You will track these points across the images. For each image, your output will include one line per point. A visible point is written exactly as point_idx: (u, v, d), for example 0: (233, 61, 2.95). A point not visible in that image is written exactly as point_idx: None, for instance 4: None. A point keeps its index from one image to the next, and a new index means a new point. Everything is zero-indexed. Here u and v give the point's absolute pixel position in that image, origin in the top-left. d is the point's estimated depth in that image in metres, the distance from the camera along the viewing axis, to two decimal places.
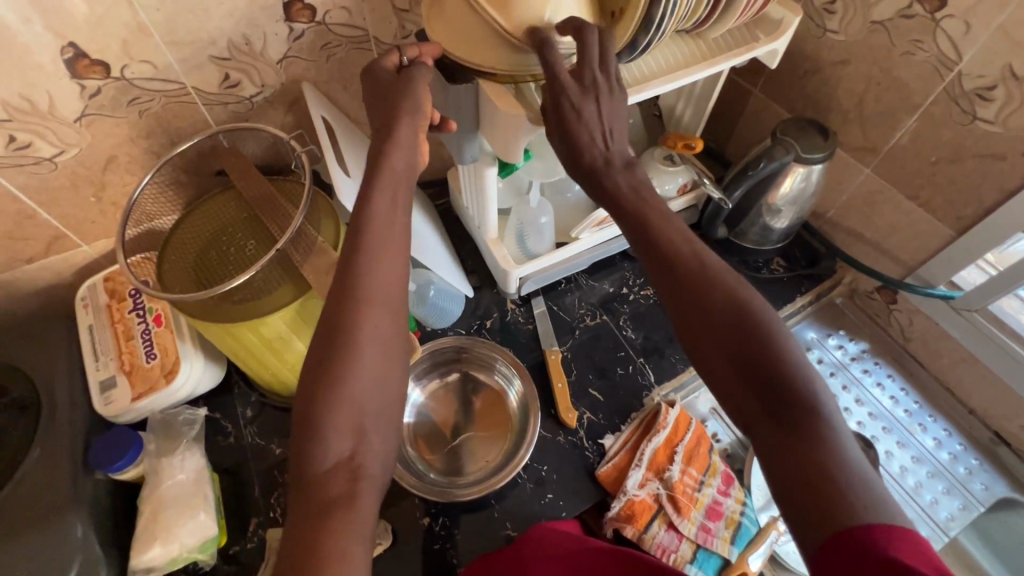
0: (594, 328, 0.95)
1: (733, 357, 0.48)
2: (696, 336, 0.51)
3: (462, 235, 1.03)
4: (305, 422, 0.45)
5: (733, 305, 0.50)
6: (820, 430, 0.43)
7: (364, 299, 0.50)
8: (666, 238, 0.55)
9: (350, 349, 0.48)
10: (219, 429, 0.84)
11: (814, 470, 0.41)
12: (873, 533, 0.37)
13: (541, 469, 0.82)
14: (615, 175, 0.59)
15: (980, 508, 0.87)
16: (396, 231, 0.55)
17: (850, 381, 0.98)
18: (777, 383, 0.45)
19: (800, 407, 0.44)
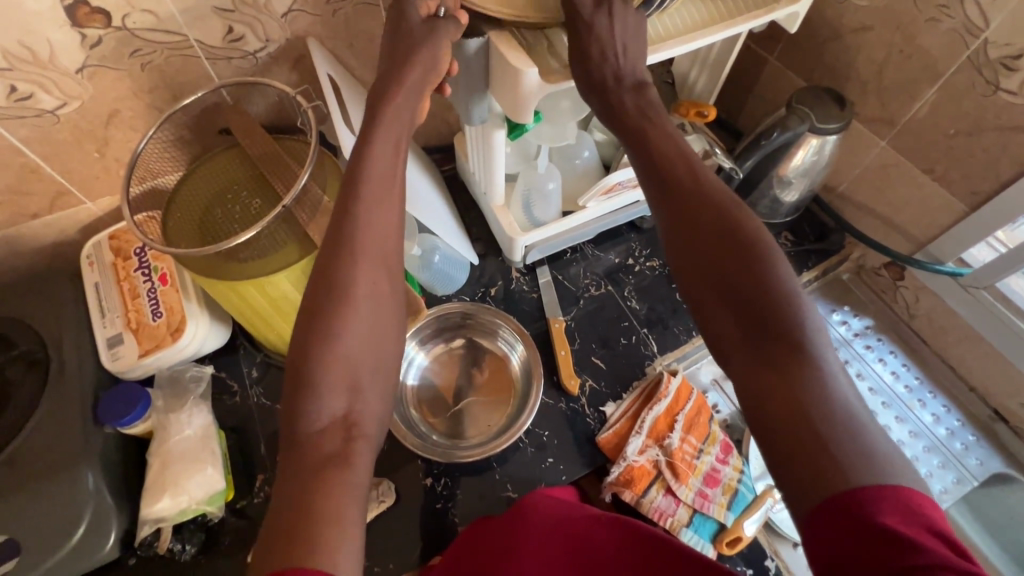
0: (598, 298, 0.95)
1: (721, 288, 0.49)
2: (687, 261, 0.52)
3: (469, 202, 1.02)
4: (307, 379, 0.45)
5: (724, 236, 0.50)
6: (806, 363, 0.43)
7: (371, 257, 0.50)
8: (670, 166, 0.56)
9: (351, 306, 0.48)
10: (226, 388, 0.85)
11: (787, 401, 0.42)
12: (862, 495, 0.37)
13: (543, 434, 0.83)
14: (619, 109, 0.62)
15: (973, 483, 0.89)
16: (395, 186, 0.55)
17: (852, 357, 0.98)
18: (761, 317, 0.45)
19: (782, 337, 0.44)
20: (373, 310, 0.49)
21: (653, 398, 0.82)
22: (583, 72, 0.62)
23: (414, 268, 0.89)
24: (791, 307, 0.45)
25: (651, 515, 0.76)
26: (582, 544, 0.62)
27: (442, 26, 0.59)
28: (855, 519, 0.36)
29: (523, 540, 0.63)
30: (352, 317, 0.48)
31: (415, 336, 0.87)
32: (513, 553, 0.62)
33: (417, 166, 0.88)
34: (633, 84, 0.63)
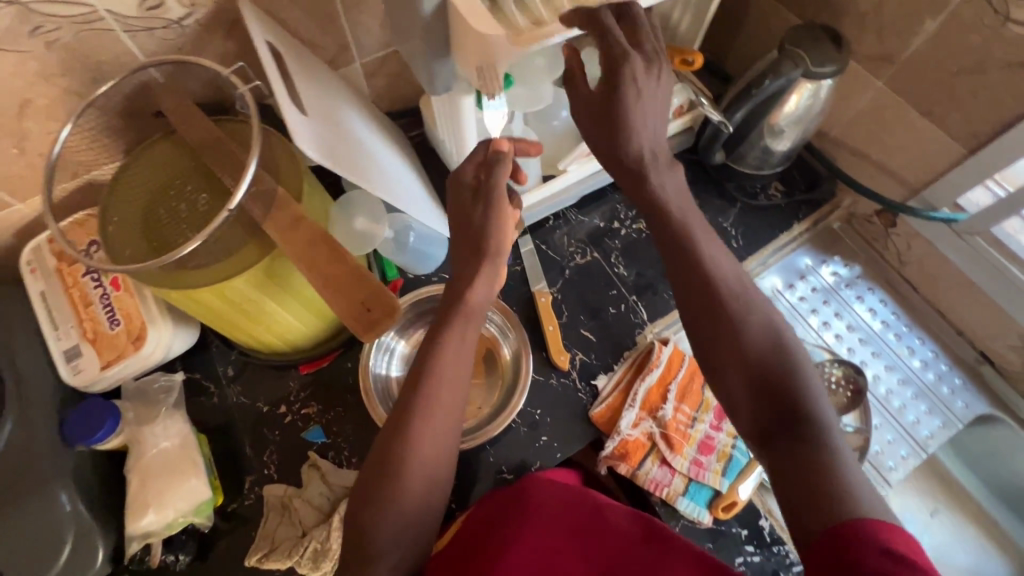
0: (584, 267, 0.91)
1: (745, 364, 0.51)
2: (710, 336, 0.53)
3: (442, 171, 0.96)
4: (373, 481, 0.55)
5: (720, 311, 0.53)
6: (806, 420, 0.48)
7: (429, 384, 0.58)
8: (686, 239, 0.57)
9: (408, 420, 0.57)
10: (201, 388, 0.81)
11: (817, 467, 0.45)
12: (871, 525, 0.40)
13: (535, 412, 0.81)
14: (640, 178, 0.60)
15: (959, 425, 0.91)
16: (478, 305, 0.61)
17: (839, 306, 0.97)
18: (765, 386, 0.50)
19: (790, 405, 0.48)
20: (412, 402, 0.58)
21: (646, 368, 0.82)
22: (615, 133, 0.58)
23: (387, 251, 0.83)
24: (788, 372, 0.50)
25: (642, 482, 0.76)
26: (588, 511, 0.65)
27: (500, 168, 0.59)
28: (859, 541, 0.39)
29: (529, 505, 0.65)
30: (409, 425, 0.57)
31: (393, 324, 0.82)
32: (516, 519, 0.63)
33: (379, 138, 0.81)
34: (666, 161, 0.60)
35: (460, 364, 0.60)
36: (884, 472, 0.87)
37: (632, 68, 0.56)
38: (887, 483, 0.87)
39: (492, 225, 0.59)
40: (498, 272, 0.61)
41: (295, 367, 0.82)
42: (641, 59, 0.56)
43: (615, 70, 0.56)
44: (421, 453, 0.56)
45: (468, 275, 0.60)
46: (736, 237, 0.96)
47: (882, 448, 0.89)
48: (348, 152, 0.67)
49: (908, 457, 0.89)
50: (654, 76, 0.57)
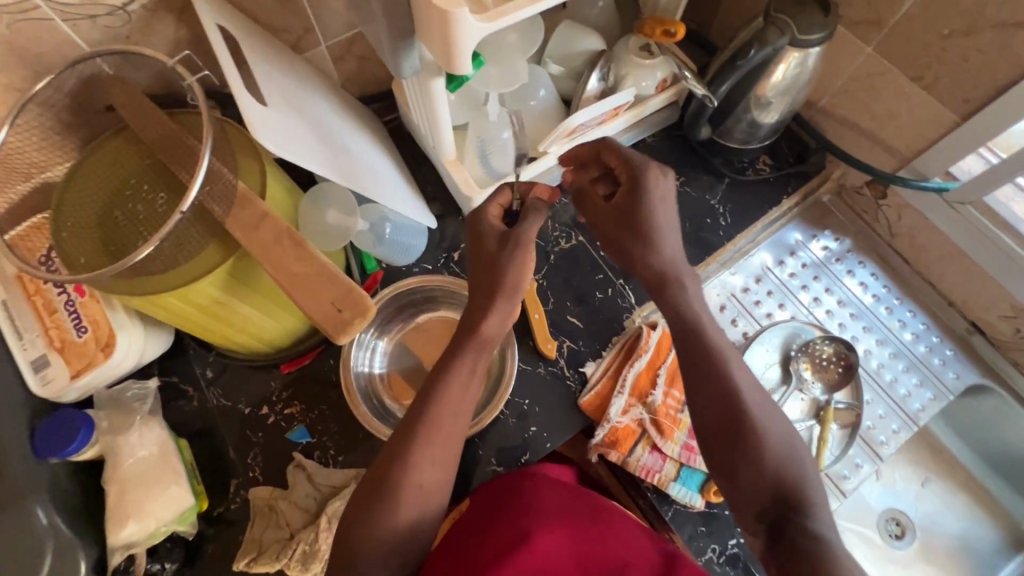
0: (569, 252, 0.89)
1: (752, 458, 0.54)
2: (721, 425, 0.55)
3: (419, 156, 0.92)
4: (363, 512, 0.54)
5: (729, 404, 0.55)
6: (806, 513, 0.51)
7: (432, 428, 0.57)
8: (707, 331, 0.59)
9: (406, 452, 0.56)
10: (180, 391, 0.79)
11: (813, 557, 0.48)
12: None
13: (523, 403, 0.80)
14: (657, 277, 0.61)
15: (950, 396, 0.91)
16: (492, 337, 0.59)
17: (829, 281, 0.95)
18: (770, 480, 0.53)
19: (793, 503, 0.52)
20: (410, 441, 0.56)
21: (635, 352, 0.80)
22: (633, 232, 0.60)
23: (365, 244, 0.79)
24: (797, 472, 0.53)
25: (635, 467, 0.75)
26: (598, 517, 0.62)
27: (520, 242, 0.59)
28: None
29: (536, 503, 0.63)
30: (409, 451, 0.56)
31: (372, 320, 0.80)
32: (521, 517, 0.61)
33: (352, 129, 0.77)
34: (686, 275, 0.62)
35: (460, 417, 0.59)
36: (875, 447, 0.87)
37: (651, 179, 0.60)
38: (879, 458, 0.86)
39: (513, 265, 0.58)
40: (513, 310, 0.59)
41: (275, 366, 0.80)
42: (661, 172, 0.60)
43: (638, 188, 0.60)
44: (412, 484, 0.55)
45: (481, 307, 0.59)
46: (723, 215, 0.93)
47: (873, 422, 0.88)
48: (314, 142, 0.63)
49: (899, 431, 0.88)
50: (671, 186, 0.61)
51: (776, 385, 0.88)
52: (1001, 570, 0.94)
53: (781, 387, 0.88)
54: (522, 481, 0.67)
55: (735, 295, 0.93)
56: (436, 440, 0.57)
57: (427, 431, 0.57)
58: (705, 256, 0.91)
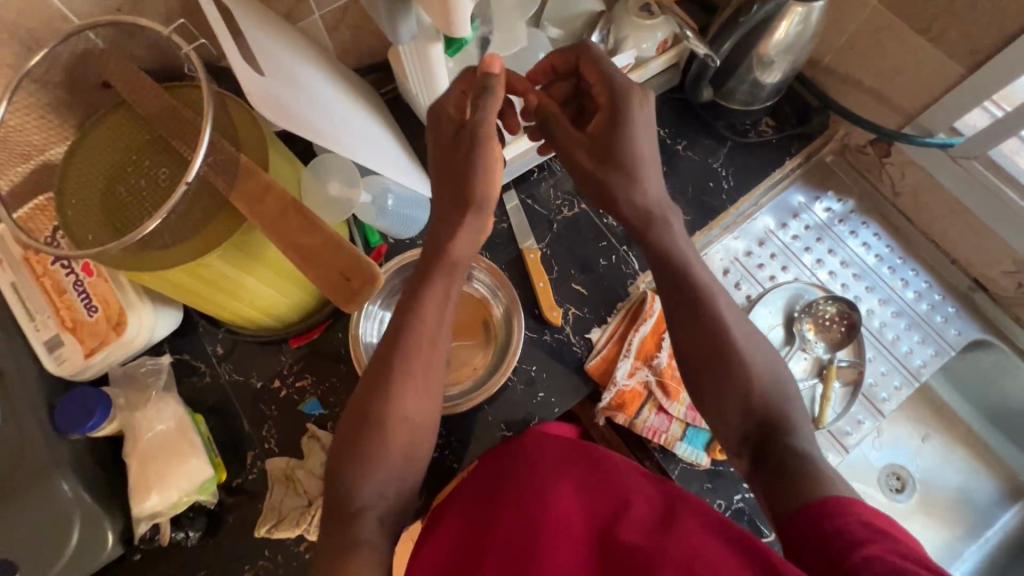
0: (572, 219, 0.89)
1: (726, 383, 0.56)
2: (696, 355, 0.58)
3: (419, 129, 0.92)
4: (349, 452, 0.56)
5: (713, 342, 0.57)
6: (786, 430, 0.55)
7: (409, 347, 0.58)
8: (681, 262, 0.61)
9: (386, 382, 0.57)
10: (192, 368, 0.81)
11: (794, 470, 0.51)
12: (827, 504, 0.47)
13: (530, 370, 0.81)
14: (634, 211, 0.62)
15: (952, 353, 0.91)
16: (463, 257, 0.60)
17: (831, 241, 0.95)
18: (752, 407, 0.56)
19: (776, 426, 0.55)
20: (388, 374, 0.57)
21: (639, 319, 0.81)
22: (606, 150, 0.61)
23: (366, 216, 0.79)
24: (778, 397, 0.56)
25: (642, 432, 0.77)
26: (586, 454, 0.66)
27: (483, 130, 0.56)
28: (821, 519, 0.47)
29: (527, 448, 0.66)
30: (392, 385, 0.57)
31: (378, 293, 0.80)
32: (516, 463, 0.65)
33: (348, 100, 0.76)
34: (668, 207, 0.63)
35: (437, 346, 0.59)
36: (877, 404, 0.88)
37: (634, 99, 0.61)
38: (881, 414, 0.88)
39: (481, 167, 0.56)
40: (482, 224, 0.59)
41: (285, 341, 0.81)
42: (639, 91, 0.62)
43: (617, 103, 0.61)
44: (398, 413, 0.57)
45: (448, 224, 0.58)
46: (727, 178, 0.93)
47: (876, 380, 0.89)
48: (325, 125, 0.63)
49: (901, 387, 0.90)
50: (649, 103, 0.62)
51: (780, 346, 0.89)
52: (999, 519, 0.97)
53: (785, 348, 0.89)
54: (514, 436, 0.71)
55: (739, 260, 0.93)
56: (416, 367, 0.58)
57: (404, 360, 0.58)
58: (709, 221, 0.91)
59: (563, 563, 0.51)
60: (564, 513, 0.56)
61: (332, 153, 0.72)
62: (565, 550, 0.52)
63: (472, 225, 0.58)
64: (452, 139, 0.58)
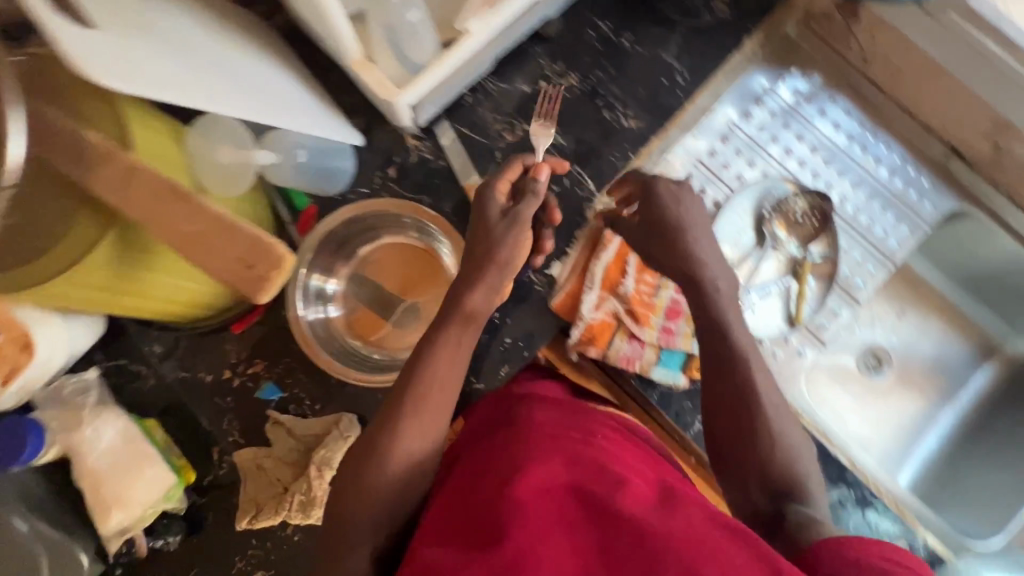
0: (516, 144, 0.81)
1: (743, 431, 0.55)
2: (720, 394, 0.57)
3: (330, 65, 0.81)
4: (346, 479, 0.55)
5: (731, 379, 0.56)
6: (799, 483, 0.53)
7: (428, 394, 0.57)
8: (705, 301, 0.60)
9: (394, 418, 0.56)
10: (133, 371, 0.75)
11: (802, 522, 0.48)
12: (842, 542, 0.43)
13: (494, 317, 0.76)
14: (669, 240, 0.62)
15: (927, 229, 0.87)
16: (481, 312, 0.59)
17: (799, 126, 0.88)
18: (767, 462, 0.54)
19: (790, 475, 0.53)
20: (394, 413, 0.56)
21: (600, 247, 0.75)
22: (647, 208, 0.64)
23: (280, 176, 0.70)
24: (793, 449, 0.55)
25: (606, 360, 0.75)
26: (582, 423, 0.57)
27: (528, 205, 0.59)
28: (836, 551, 0.42)
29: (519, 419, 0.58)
30: (398, 420, 0.56)
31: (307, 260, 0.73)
32: (504, 435, 0.56)
33: (243, 58, 0.64)
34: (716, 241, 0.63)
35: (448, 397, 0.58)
36: (853, 292, 0.86)
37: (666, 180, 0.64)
38: (857, 303, 0.86)
39: (514, 239, 0.58)
40: (501, 284, 0.59)
41: (226, 329, 0.75)
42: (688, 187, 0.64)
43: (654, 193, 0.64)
44: (397, 452, 0.55)
45: (470, 279, 0.58)
46: (681, 72, 0.83)
47: (851, 269, 0.86)
48: (188, 74, 0.51)
49: (876, 272, 0.87)
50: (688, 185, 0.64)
51: (750, 250, 0.84)
52: (971, 381, 0.99)
53: (755, 251, 0.84)
54: (509, 406, 0.63)
55: (702, 161, 0.86)
56: (429, 409, 0.57)
57: (416, 401, 0.57)
58: (664, 124, 0.83)
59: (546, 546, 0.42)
60: (549, 480, 0.47)
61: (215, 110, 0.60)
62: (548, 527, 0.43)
63: (488, 282, 0.58)
64: (497, 214, 0.59)
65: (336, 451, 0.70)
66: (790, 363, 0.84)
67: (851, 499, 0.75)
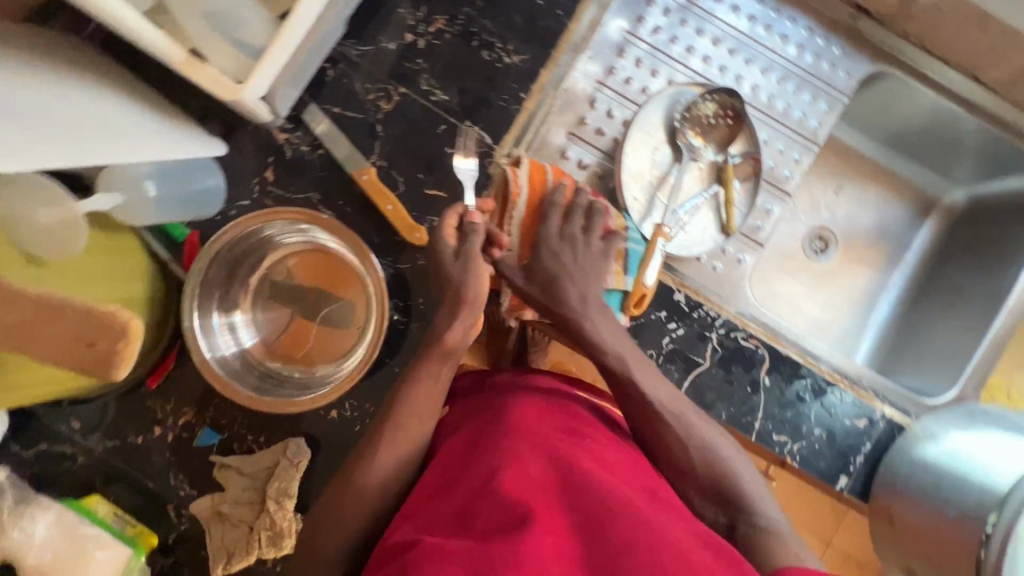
0: (396, 110, 0.73)
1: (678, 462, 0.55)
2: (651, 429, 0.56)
3: (166, 71, 0.71)
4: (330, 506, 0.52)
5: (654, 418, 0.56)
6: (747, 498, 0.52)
7: (405, 422, 0.55)
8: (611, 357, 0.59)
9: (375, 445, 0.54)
10: (59, 453, 0.70)
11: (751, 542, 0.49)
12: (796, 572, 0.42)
13: (419, 303, 0.73)
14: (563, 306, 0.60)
15: (845, 100, 0.84)
16: (456, 345, 0.57)
17: (698, 19, 0.82)
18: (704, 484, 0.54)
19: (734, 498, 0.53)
20: (372, 439, 0.54)
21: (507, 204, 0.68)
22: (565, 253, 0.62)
23: (137, 218, 0.63)
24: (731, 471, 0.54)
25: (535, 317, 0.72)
26: (557, 415, 0.55)
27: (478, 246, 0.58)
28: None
29: (506, 410, 0.54)
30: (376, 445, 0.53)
31: (190, 304, 0.66)
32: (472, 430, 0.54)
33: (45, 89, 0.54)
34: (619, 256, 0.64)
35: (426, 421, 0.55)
36: (781, 185, 0.83)
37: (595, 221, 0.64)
38: (787, 195, 0.83)
39: (471, 276, 0.57)
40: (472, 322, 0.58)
41: (143, 384, 0.71)
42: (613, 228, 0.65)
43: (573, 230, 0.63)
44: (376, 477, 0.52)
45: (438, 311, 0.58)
46: None
47: (775, 161, 0.83)
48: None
49: (801, 159, 0.83)
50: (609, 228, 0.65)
51: (670, 166, 0.79)
52: (915, 239, 0.98)
53: (675, 167, 0.79)
54: (494, 394, 0.60)
55: (602, 83, 0.79)
56: (403, 433, 0.54)
57: (394, 426, 0.54)
58: (550, 51, 0.76)
59: (542, 541, 0.38)
60: (543, 483, 0.44)
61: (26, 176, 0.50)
62: (545, 524, 0.39)
63: (467, 317, 0.57)
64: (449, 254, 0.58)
65: (291, 479, 0.68)
66: (732, 272, 0.82)
67: (809, 390, 0.76)
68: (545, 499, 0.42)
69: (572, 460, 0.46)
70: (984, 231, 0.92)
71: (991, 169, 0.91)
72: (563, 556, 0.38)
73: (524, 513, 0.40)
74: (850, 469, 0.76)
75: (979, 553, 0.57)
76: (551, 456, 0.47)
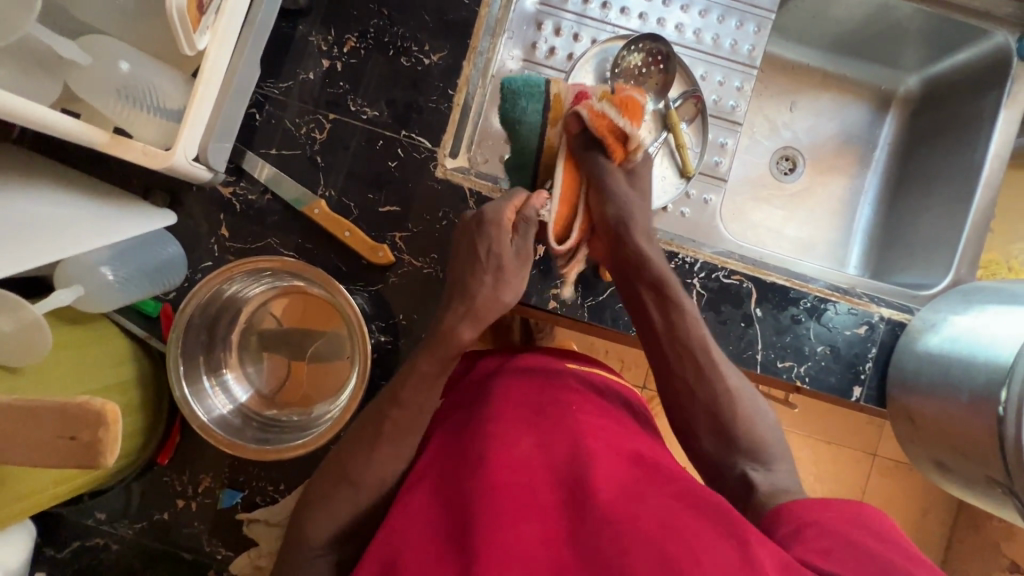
0: (330, 139, 0.73)
1: (698, 408, 0.60)
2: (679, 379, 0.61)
3: (100, 156, 0.72)
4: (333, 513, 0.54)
5: (685, 360, 0.60)
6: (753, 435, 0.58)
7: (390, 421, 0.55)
8: (648, 288, 0.62)
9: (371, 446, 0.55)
10: (93, 546, 0.72)
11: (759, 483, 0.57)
12: (803, 506, 0.49)
13: (400, 319, 0.73)
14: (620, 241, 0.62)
15: (773, 16, 0.82)
16: None
17: None
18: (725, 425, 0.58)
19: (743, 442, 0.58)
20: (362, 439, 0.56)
21: (603, 188, 0.63)
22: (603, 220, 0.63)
23: (103, 303, 0.64)
24: (756, 417, 0.59)
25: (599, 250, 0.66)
26: (555, 396, 0.57)
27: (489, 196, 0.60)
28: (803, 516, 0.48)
29: (496, 392, 0.58)
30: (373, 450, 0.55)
31: (174, 379, 0.65)
32: (477, 414, 0.56)
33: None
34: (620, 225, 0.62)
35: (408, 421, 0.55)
36: (729, 116, 0.82)
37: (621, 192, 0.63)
38: (738, 124, 0.82)
39: None
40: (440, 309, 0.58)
41: (154, 463, 0.72)
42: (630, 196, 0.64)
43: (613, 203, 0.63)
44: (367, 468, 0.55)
45: None
46: None
47: (718, 94, 0.82)
48: None
49: (743, 86, 0.82)
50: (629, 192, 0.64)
51: None
52: (880, 135, 0.98)
53: None
54: (491, 374, 0.62)
55: (528, 60, 0.80)
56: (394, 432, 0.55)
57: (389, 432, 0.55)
58: (467, 41, 0.73)
59: (526, 530, 0.44)
60: (535, 481, 0.47)
61: (25, 308, 0.49)
62: (528, 514, 0.45)
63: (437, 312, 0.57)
64: None
65: None
66: (702, 214, 0.82)
67: (803, 311, 0.75)
68: (529, 490, 0.46)
69: (559, 450, 0.50)
70: (943, 113, 0.90)
71: (938, 48, 0.88)
72: (543, 538, 0.43)
73: (508, 505, 0.45)
74: (862, 378, 0.75)
75: (999, 429, 0.56)
76: (546, 455, 0.50)
